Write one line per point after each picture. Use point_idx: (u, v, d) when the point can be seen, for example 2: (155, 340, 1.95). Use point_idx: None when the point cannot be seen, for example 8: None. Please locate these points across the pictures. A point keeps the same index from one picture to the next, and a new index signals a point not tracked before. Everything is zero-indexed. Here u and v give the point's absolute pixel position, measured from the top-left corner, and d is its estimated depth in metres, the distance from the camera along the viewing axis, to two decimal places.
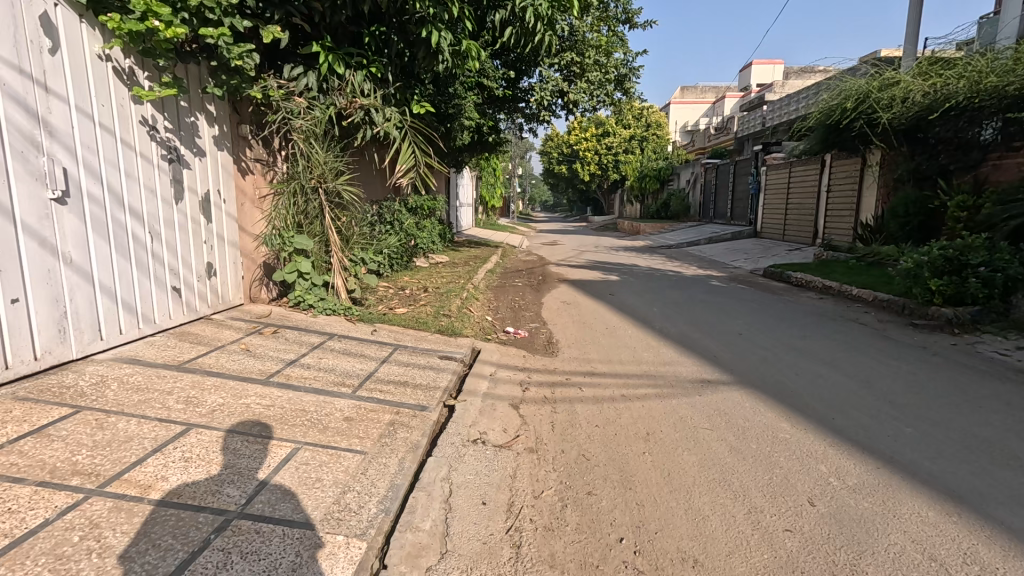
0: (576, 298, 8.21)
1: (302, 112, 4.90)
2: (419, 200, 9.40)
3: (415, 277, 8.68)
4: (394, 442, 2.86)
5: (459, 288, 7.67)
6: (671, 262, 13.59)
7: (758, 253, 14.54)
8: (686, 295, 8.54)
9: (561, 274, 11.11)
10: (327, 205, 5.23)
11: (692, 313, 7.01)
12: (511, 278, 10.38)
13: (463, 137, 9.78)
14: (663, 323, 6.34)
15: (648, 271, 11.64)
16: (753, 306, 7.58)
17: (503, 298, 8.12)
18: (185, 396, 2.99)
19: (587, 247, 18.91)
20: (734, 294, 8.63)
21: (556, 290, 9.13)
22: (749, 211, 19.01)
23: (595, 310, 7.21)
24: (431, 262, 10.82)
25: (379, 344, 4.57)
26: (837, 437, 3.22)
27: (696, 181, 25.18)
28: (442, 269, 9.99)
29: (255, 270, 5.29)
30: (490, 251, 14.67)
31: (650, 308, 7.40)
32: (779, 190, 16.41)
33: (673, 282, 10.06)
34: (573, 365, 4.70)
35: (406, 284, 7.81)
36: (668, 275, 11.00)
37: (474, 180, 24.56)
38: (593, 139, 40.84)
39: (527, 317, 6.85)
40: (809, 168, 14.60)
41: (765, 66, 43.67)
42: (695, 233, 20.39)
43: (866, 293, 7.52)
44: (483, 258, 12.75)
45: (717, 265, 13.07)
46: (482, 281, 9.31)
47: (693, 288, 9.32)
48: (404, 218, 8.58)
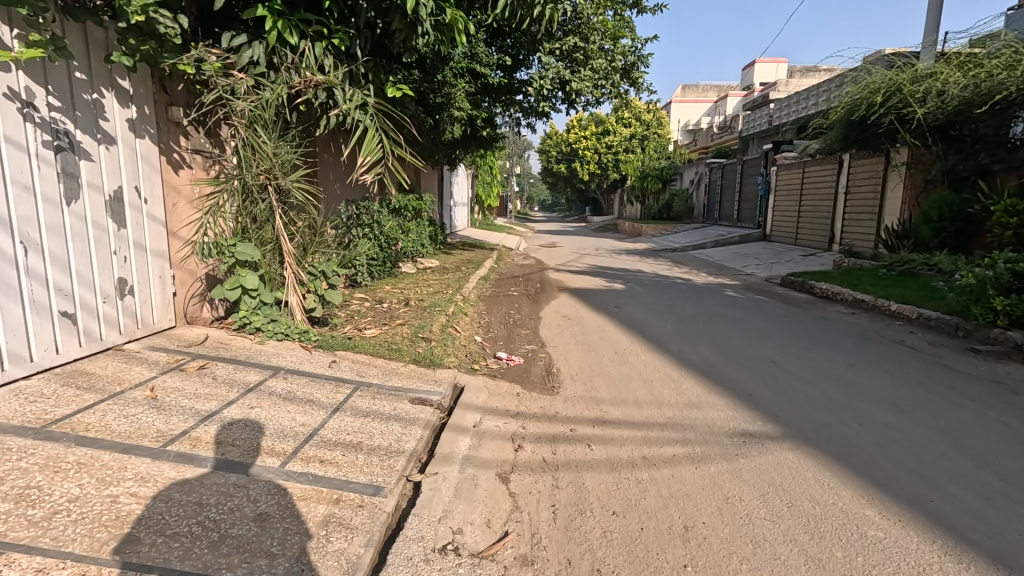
0: (579, 312, 7.30)
1: (245, 91, 3.96)
2: (405, 201, 8.39)
3: (397, 287, 7.71)
4: (321, 563, 1.95)
5: (446, 301, 6.73)
6: (678, 268, 12.66)
7: (770, 258, 13.66)
8: (699, 307, 7.63)
9: (560, 282, 10.18)
10: (279, 207, 4.28)
11: (711, 331, 6.10)
12: (506, 287, 9.46)
13: (454, 130, 8.83)
14: (681, 346, 5.43)
15: (655, 278, 10.73)
16: (779, 322, 6.67)
17: (495, 311, 7.19)
18: (22, 488, 2.07)
19: (588, 249, 18.02)
20: (754, 308, 7.70)
21: (557, 302, 8.20)
22: (757, 213, 18.12)
23: (600, 328, 6.28)
24: (419, 267, 9.90)
25: (334, 383, 3.64)
26: (950, 539, 2.32)
27: (700, 181, 24.31)
28: (429, 277, 9.04)
29: (193, 285, 4.36)
30: (484, 254, 13.72)
31: (663, 324, 6.48)
32: (792, 191, 15.52)
33: (685, 292, 9.13)
34: (577, 409, 3.77)
35: (385, 295, 6.88)
36: (678, 283, 10.08)
37: (469, 178, 23.52)
38: (592, 138, 39.92)
39: (523, 336, 5.92)
40: (825, 168, 13.72)
41: (768, 66, 42.88)
42: (699, 235, 19.51)
43: (908, 309, 6.63)
44: (477, 262, 11.83)
45: (728, 272, 12.18)
46: (473, 290, 8.38)
47: (707, 299, 8.39)
48: (385, 222, 7.61)
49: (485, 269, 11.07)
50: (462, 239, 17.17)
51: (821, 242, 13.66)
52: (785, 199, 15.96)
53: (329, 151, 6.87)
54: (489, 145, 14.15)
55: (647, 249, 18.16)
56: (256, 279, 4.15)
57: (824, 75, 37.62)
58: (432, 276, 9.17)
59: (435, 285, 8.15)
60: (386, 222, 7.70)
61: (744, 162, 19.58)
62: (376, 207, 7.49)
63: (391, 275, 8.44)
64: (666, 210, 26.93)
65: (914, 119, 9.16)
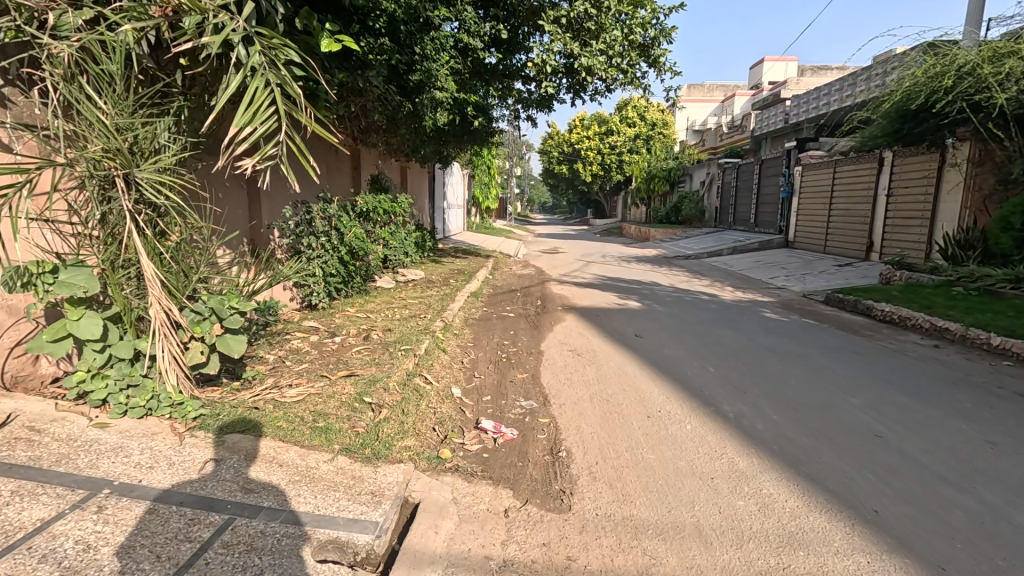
0: (593, 342, 5.77)
1: (69, 23, 2.52)
2: (375, 202, 6.75)
3: (361, 311, 6.15)
4: None
5: (417, 334, 5.17)
6: (698, 280, 11.12)
7: (800, 268, 12.12)
8: (739, 336, 6.10)
9: (565, 298, 8.62)
10: (135, 213, 2.73)
11: (769, 376, 4.59)
12: (502, 305, 7.92)
13: (440, 117, 7.30)
14: (737, 405, 3.93)
15: (676, 294, 9.18)
16: (851, 360, 5.17)
17: (484, 343, 5.65)
18: None
19: (594, 255, 16.48)
20: (809, 337, 6.16)
21: (563, 326, 6.64)
22: (779, 217, 16.55)
23: (621, 370, 4.76)
24: (396, 282, 8.41)
25: (188, 514, 2.12)
26: None
27: (712, 183, 22.80)
28: (407, 295, 7.46)
29: (12, 330, 2.85)
30: (478, 263, 12.17)
31: (703, 364, 4.96)
32: (822, 193, 13.97)
33: (716, 313, 7.58)
34: (605, 554, 2.25)
35: (343, 326, 5.37)
36: (705, 301, 8.53)
37: (466, 178, 21.99)
38: (596, 139, 38.52)
39: (520, 388, 4.37)
40: (861, 168, 12.24)
41: (778, 65, 41.44)
42: (713, 241, 17.97)
43: (1020, 345, 5.15)
44: (469, 273, 10.34)
45: (756, 285, 10.65)
46: (459, 312, 6.83)
47: (745, 324, 6.84)
48: (345, 229, 6.03)
49: (476, 281, 9.54)
50: (454, 245, 15.63)
51: (859, 250, 12.10)
52: (814, 202, 14.41)
53: None
54: (484, 140, 12.61)
55: (657, 256, 16.59)
56: (97, 324, 2.63)
57: (838, 73, 36.07)
58: (412, 294, 7.62)
59: (411, 308, 6.59)
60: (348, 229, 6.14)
61: (762, 162, 18.05)
62: (334, 208, 5.93)
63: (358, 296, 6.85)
64: (674, 214, 25.37)
65: (992, 104, 7.68)
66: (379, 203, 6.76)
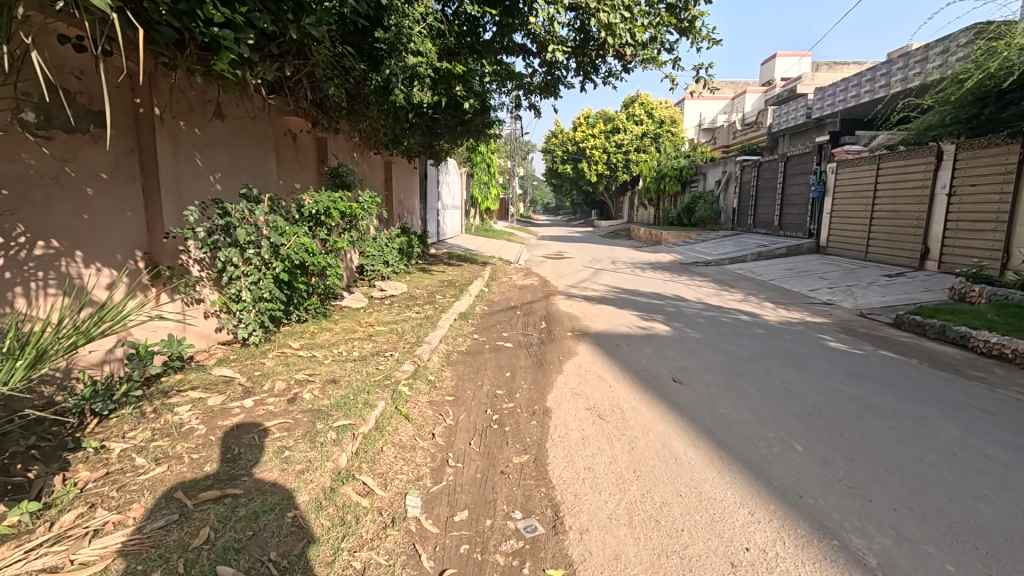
0: (620, 394, 4.20)
1: None
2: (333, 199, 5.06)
3: (307, 348, 4.60)
4: None
5: (369, 390, 3.64)
6: (729, 293, 9.55)
7: (844, 278, 10.53)
8: (811, 382, 4.56)
9: (574, 319, 7.06)
10: None
11: (894, 464, 3.04)
12: (498, 330, 6.36)
13: (420, 95, 5.80)
14: (876, 537, 2.38)
15: (708, 314, 7.61)
16: (991, 428, 3.60)
17: (469, 396, 4.10)
18: None
19: (603, 261, 14.94)
20: (905, 382, 4.59)
21: (576, 363, 5.06)
22: (808, 219, 14.94)
23: (668, 453, 3.21)
24: (366, 301, 6.86)
25: None
26: None
27: (728, 183, 21.24)
28: (376, 320, 5.90)
29: None
30: (473, 272, 10.65)
31: (785, 437, 3.41)
32: (862, 192, 12.39)
33: (767, 341, 6.01)
34: None
35: (269, 376, 3.84)
36: (747, 324, 6.97)
37: (464, 177, 20.47)
38: (601, 138, 37.09)
39: (516, 489, 2.81)
40: (913, 163, 10.68)
41: (791, 61, 39.95)
42: (733, 246, 16.38)
43: None
44: (460, 285, 8.81)
45: (798, 300, 9.07)
46: (440, 344, 5.28)
47: (811, 360, 5.26)
48: (281, 242, 4.42)
49: (469, 297, 8.01)
50: (447, 250, 14.09)
51: (912, 258, 10.50)
52: (852, 203, 12.81)
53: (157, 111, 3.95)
54: (480, 133, 11.08)
55: (672, 262, 15.01)
56: None
57: (855, 69, 34.55)
58: (383, 317, 6.06)
59: (374, 340, 5.03)
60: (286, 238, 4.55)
61: (786, 159, 16.47)
62: (265, 210, 4.30)
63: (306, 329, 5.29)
64: (686, 215, 23.78)
65: None
66: (338, 202, 5.09)
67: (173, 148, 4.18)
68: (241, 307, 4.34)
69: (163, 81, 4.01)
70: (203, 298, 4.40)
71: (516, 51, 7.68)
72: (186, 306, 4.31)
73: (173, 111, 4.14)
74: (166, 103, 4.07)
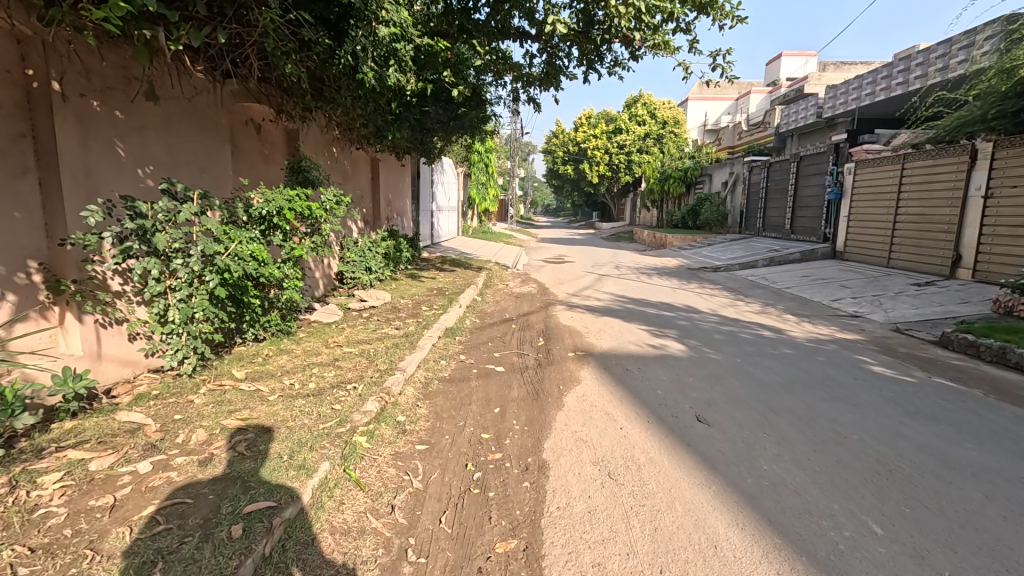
0: (634, 440, 3.40)
1: None
2: (290, 198, 4.23)
3: (252, 379, 3.80)
4: None
5: (314, 447, 2.83)
6: (745, 304, 8.74)
7: (868, 287, 9.71)
8: (865, 423, 3.74)
9: (577, 336, 6.25)
10: None
11: (1012, 560, 2.25)
12: (488, 350, 5.54)
13: (400, 78, 5.02)
14: None
15: (726, 329, 6.80)
16: None
17: (446, 445, 3.28)
18: None
19: (605, 266, 14.14)
20: (978, 423, 3.79)
21: (579, 394, 4.25)
22: (822, 223, 14.14)
23: (704, 538, 2.40)
24: (340, 315, 6.05)
25: None
26: None
27: (735, 184, 20.48)
28: (346, 339, 5.08)
29: None
30: (466, 278, 9.86)
31: (854, 511, 2.61)
32: (884, 194, 11.59)
33: (799, 365, 5.20)
34: None
35: (191, 421, 3.03)
36: (772, 342, 6.16)
37: (461, 177, 19.70)
38: (603, 138, 36.38)
39: None
40: (943, 162, 9.89)
41: (796, 61, 39.35)
42: (742, 251, 15.57)
43: None
44: (450, 295, 8.01)
45: (822, 313, 8.27)
46: (417, 370, 4.47)
47: (858, 391, 4.44)
48: (218, 250, 3.59)
49: (459, 308, 7.21)
50: (441, 254, 13.30)
51: (943, 266, 9.69)
52: (873, 206, 12.02)
53: (55, 86, 3.14)
54: (475, 129, 10.28)
55: (679, 268, 14.19)
56: None
57: (862, 69, 33.84)
58: (355, 335, 5.24)
59: (338, 367, 4.22)
60: (227, 245, 3.71)
61: (799, 159, 15.67)
62: (196, 211, 3.47)
63: (259, 352, 4.46)
64: (692, 217, 22.97)
65: None
66: (296, 201, 4.27)
67: (81, 134, 3.36)
68: (168, 331, 3.51)
69: (63, 48, 3.20)
70: (123, 318, 3.58)
71: (512, 35, 6.89)
72: (100, 328, 3.48)
73: (80, 87, 3.33)
74: (70, 76, 3.26)
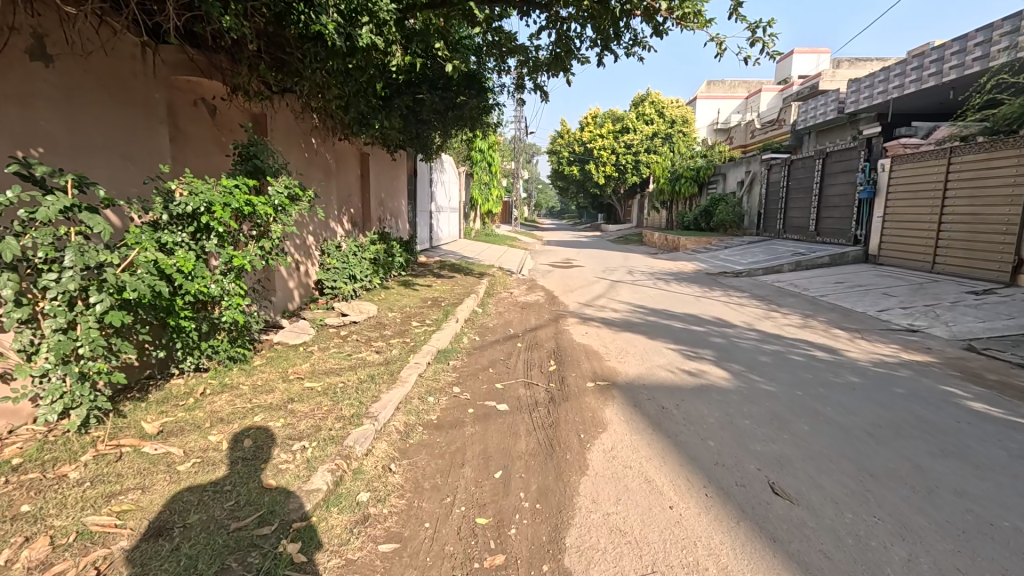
0: (694, 533, 2.38)
1: None
2: (225, 191, 3.20)
3: (165, 437, 2.80)
4: None
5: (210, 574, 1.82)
6: (782, 315, 7.69)
7: (917, 296, 8.64)
8: (1009, 498, 2.71)
9: (595, 358, 5.24)
10: None
11: None
12: (490, 379, 4.54)
13: (377, 42, 4.03)
14: None
15: (769, 349, 5.76)
16: None
17: (424, 542, 2.28)
18: None
19: (618, 271, 13.13)
20: None
21: (605, 447, 3.24)
22: (852, 224, 13.07)
23: None
24: (311, 334, 5.06)
25: None
26: None
27: (752, 184, 19.44)
28: (310, 369, 4.08)
29: None
30: (466, 286, 8.86)
31: None
32: (927, 192, 10.51)
33: (876, 399, 4.17)
34: None
35: (40, 516, 2.04)
36: (830, 366, 5.12)
37: (463, 177, 18.77)
38: (610, 138, 35.44)
39: None
40: (1001, 155, 8.80)
41: (808, 58, 38.32)
42: (764, 254, 14.50)
43: None
44: (447, 306, 7.02)
45: (873, 326, 7.21)
46: (396, 414, 3.47)
47: (972, 442, 3.38)
48: (107, 261, 2.57)
49: (456, 323, 6.21)
50: (441, 258, 12.33)
51: (1004, 270, 8.64)
52: (912, 205, 10.97)
53: None
54: (476, 122, 9.30)
55: (698, 273, 13.16)
56: None
57: (878, 65, 32.71)
58: (323, 363, 4.24)
59: (289, 413, 3.21)
60: (125, 254, 2.72)
61: (825, 156, 14.60)
62: (71, 205, 2.44)
63: (191, 393, 3.47)
64: (705, 218, 21.90)
65: None
66: (234, 195, 3.23)
67: None
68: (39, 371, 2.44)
69: None
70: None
71: (516, 5, 5.91)
72: None
73: None
74: None
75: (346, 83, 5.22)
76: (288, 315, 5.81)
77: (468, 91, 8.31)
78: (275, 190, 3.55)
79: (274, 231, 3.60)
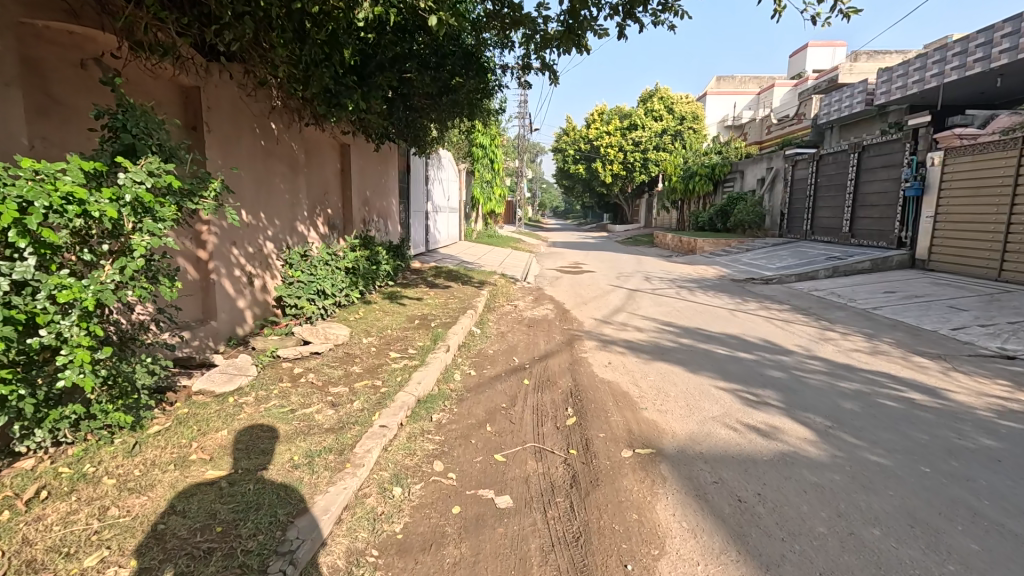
0: None
1: None
2: (24, 180, 1.94)
3: None
4: None
5: None
6: (841, 336, 6.40)
7: (994, 311, 7.33)
8: None
9: (626, 407, 3.97)
10: None
11: None
12: (487, 445, 3.26)
13: None
14: None
15: (848, 388, 4.48)
16: None
17: None
18: None
19: (634, 277, 11.87)
20: None
21: None
22: (895, 225, 11.72)
23: None
24: (251, 376, 3.81)
25: None
26: None
27: (774, 183, 18.12)
28: (226, 442, 2.83)
29: None
30: (464, 299, 7.63)
31: None
32: (991, 187, 9.18)
33: None
34: None
35: None
36: (941, 418, 3.83)
37: (463, 175, 17.55)
38: (617, 134, 34.15)
39: None
40: None
41: (822, 53, 36.95)
42: (793, 258, 13.15)
43: None
44: (436, 327, 5.77)
45: (957, 352, 5.90)
46: (334, 533, 2.22)
47: None
48: None
49: (447, 351, 4.95)
50: (438, 264, 11.10)
51: None
52: (971, 204, 9.64)
53: None
54: (473, 111, 8.03)
55: (722, 279, 11.86)
56: None
57: (898, 58, 31.25)
58: (249, 432, 2.97)
59: (155, 547, 1.97)
60: None
61: (861, 149, 13.25)
62: None
63: (16, 497, 2.22)
64: (721, 218, 20.57)
65: None
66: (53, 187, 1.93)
67: None
68: None
69: None
70: None
71: None
72: None
73: None
74: None
75: (297, 41, 3.97)
76: (233, 344, 4.66)
77: (464, 71, 7.04)
78: (131, 177, 2.21)
79: (135, 243, 2.26)
